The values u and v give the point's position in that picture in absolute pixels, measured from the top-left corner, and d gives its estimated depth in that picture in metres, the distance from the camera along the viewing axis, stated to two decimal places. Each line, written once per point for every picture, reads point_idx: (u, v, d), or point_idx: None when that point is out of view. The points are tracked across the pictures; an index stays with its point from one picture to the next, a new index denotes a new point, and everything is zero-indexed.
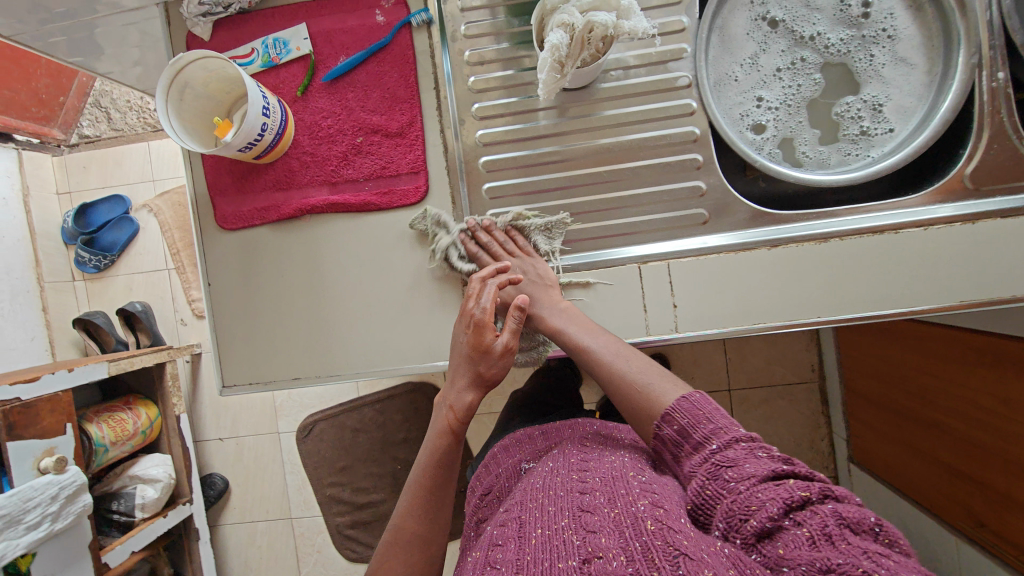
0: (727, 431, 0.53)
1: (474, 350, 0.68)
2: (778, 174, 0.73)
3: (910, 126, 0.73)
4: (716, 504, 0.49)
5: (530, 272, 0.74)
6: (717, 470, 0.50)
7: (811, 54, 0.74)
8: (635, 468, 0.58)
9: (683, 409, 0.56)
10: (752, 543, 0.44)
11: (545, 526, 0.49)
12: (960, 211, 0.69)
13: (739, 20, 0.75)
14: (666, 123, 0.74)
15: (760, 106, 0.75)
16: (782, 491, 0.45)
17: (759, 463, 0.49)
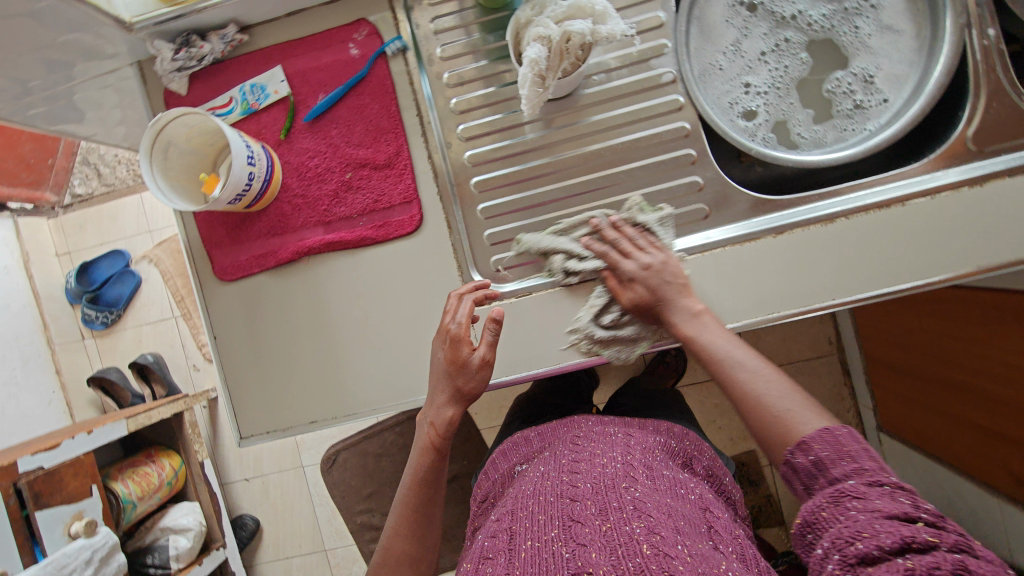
0: (866, 467, 0.49)
1: (453, 366, 0.66)
2: (775, 159, 0.72)
3: (904, 94, 0.71)
4: (826, 529, 0.47)
5: (662, 268, 0.67)
6: (840, 495, 0.47)
7: (794, 34, 0.73)
8: (623, 476, 0.66)
9: (818, 434, 0.52)
10: (851, 565, 0.43)
11: (535, 540, 0.59)
12: (965, 175, 0.68)
13: (717, 8, 0.73)
14: (655, 121, 0.73)
15: (749, 92, 0.74)
16: (905, 533, 0.42)
17: (886, 503, 0.45)
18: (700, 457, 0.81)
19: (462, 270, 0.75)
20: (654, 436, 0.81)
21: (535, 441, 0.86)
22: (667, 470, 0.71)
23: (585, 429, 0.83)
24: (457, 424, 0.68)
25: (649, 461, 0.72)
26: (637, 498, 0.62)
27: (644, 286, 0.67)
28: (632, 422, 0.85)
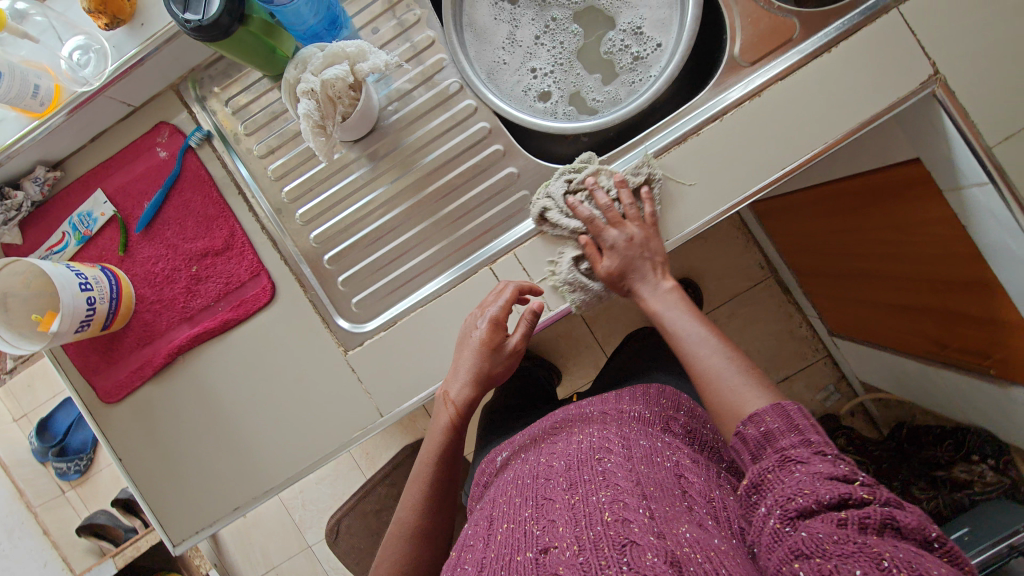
0: (811, 437, 0.53)
1: (485, 347, 0.68)
2: (576, 129, 0.75)
3: (673, 34, 0.75)
4: (772, 490, 0.51)
5: (636, 250, 0.69)
6: (786, 460, 0.52)
7: (558, 12, 0.76)
8: (590, 455, 0.66)
9: (767, 414, 0.57)
10: (792, 518, 0.47)
11: (511, 521, 0.58)
12: (747, 89, 0.70)
13: (481, 10, 0.77)
14: (458, 128, 0.76)
15: (537, 76, 0.77)
16: (844, 487, 0.47)
17: (829, 465, 0.50)
18: (677, 418, 0.80)
19: (327, 321, 0.77)
20: (629, 411, 0.81)
21: (522, 438, 0.87)
22: (643, 440, 0.71)
23: (568, 415, 0.84)
24: (475, 403, 0.71)
25: (624, 434, 0.73)
26: (606, 470, 0.62)
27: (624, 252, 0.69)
28: (607, 398, 0.86)
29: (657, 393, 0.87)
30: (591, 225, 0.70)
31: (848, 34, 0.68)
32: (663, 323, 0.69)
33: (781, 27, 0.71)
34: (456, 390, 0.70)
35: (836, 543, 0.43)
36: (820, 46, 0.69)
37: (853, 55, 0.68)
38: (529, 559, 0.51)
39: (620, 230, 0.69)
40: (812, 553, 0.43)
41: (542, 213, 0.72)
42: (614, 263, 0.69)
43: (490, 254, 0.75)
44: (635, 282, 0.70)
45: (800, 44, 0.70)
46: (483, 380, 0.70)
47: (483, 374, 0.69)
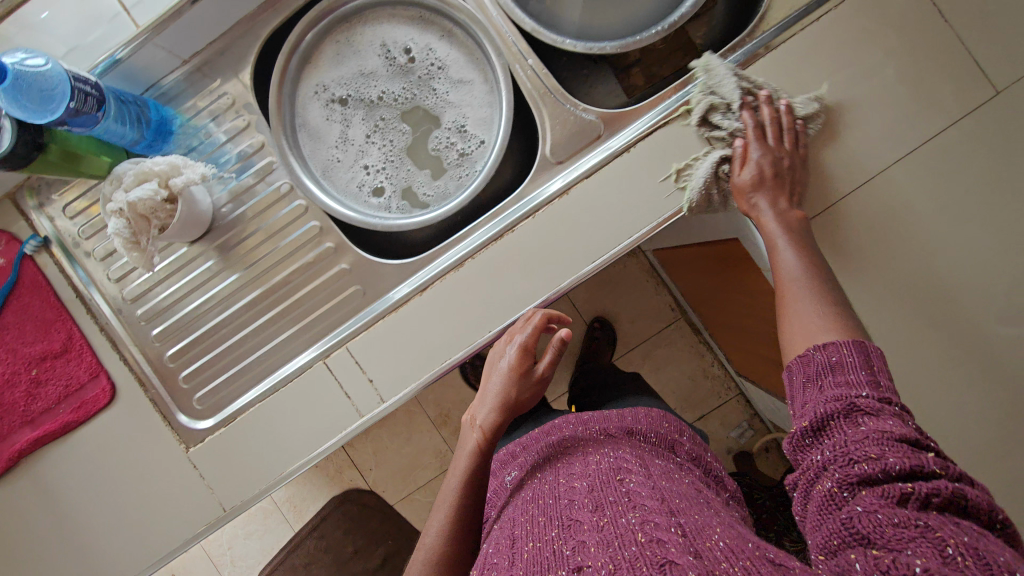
0: (881, 386, 0.52)
1: (516, 373, 0.75)
2: (405, 225, 0.78)
3: (493, 132, 0.78)
4: (833, 437, 0.51)
5: (770, 171, 0.68)
6: (854, 411, 0.51)
7: (386, 112, 0.80)
8: (614, 471, 0.68)
9: (839, 350, 0.55)
10: (851, 483, 0.47)
11: (537, 540, 0.59)
12: (563, 184, 0.75)
13: (313, 111, 0.80)
14: (295, 225, 0.78)
15: (370, 172, 0.80)
16: (914, 458, 0.46)
17: (893, 425, 0.49)
18: (681, 441, 0.81)
19: (168, 418, 0.78)
20: (633, 427, 0.81)
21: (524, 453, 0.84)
22: (658, 460, 0.73)
23: (570, 432, 0.82)
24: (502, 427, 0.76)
25: (639, 453, 0.74)
26: (632, 487, 0.62)
27: (753, 169, 0.69)
28: (610, 416, 0.84)
29: (662, 414, 0.86)
30: (752, 130, 0.71)
31: (645, 135, 0.73)
32: (777, 242, 0.67)
33: (586, 128, 0.75)
34: (485, 417, 0.76)
35: (895, 526, 0.43)
36: (619, 147, 0.73)
37: (650, 154, 0.73)
38: None
39: (775, 148, 0.69)
40: (872, 533, 0.44)
41: (705, 110, 0.71)
42: (756, 173, 0.69)
43: (325, 348, 0.77)
44: (766, 195, 0.68)
45: (607, 142, 0.75)
46: (505, 407, 0.76)
47: (509, 402, 0.76)
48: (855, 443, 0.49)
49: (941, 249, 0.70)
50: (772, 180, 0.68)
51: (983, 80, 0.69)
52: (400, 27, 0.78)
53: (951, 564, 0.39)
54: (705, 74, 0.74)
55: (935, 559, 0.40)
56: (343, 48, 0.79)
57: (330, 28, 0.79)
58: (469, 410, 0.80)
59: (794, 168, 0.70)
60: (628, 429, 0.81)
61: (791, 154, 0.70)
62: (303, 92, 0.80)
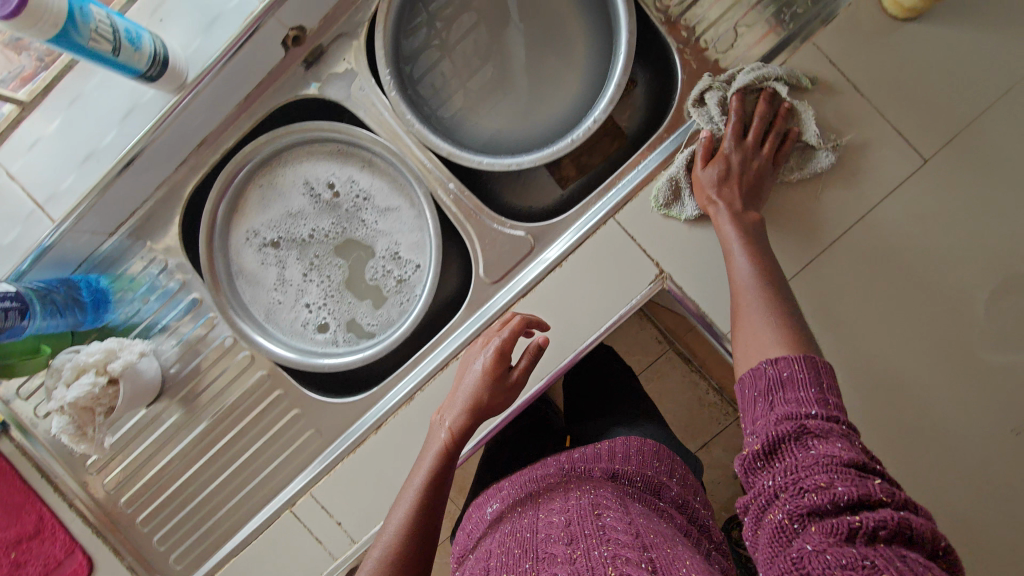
0: (827, 400, 0.46)
1: (489, 376, 0.65)
2: (353, 361, 0.77)
3: (427, 255, 0.78)
4: (784, 462, 0.45)
5: (735, 168, 0.66)
6: (802, 434, 0.45)
7: (319, 249, 0.79)
8: (590, 504, 0.63)
9: (789, 363, 0.50)
10: (801, 515, 0.41)
11: (508, 571, 0.55)
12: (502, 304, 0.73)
13: (248, 258, 0.80)
14: (244, 374, 0.78)
15: (312, 310, 0.80)
16: (862, 484, 0.40)
17: (842, 447, 0.43)
18: (668, 485, 0.71)
19: None
20: (623, 467, 0.72)
21: (513, 482, 0.76)
22: (639, 503, 0.66)
23: (556, 470, 0.74)
24: (470, 433, 0.66)
25: (621, 494, 0.67)
26: (611, 523, 0.57)
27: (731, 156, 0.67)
28: (600, 451, 0.76)
29: (655, 447, 0.77)
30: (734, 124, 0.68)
31: (576, 247, 0.71)
32: (728, 239, 0.64)
33: (518, 243, 0.75)
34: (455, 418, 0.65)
35: (841, 568, 0.36)
36: (552, 260, 0.71)
37: (582, 266, 0.71)
38: None
39: (738, 150, 0.67)
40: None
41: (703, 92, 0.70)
42: (719, 174, 0.66)
43: (289, 495, 0.76)
44: (725, 197, 0.65)
45: (541, 255, 0.74)
46: (475, 411, 0.65)
47: (480, 406, 0.65)
48: (805, 470, 0.43)
49: (900, 326, 0.67)
50: (733, 182, 0.65)
51: (911, 149, 0.66)
52: (320, 163, 0.78)
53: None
54: (630, 173, 0.73)
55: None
56: (267, 192, 0.79)
57: (251, 175, 0.78)
58: (437, 412, 0.69)
59: (759, 174, 0.66)
60: (611, 470, 0.72)
61: (767, 157, 0.67)
62: (236, 240, 0.80)
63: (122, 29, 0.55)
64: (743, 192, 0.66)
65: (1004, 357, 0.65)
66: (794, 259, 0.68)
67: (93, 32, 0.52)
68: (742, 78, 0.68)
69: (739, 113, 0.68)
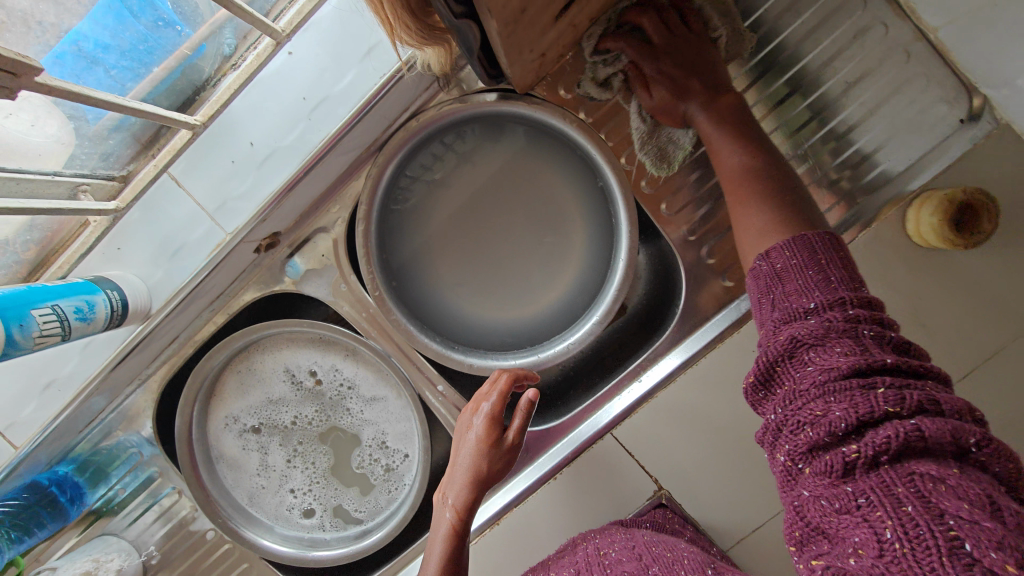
0: (831, 289, 0.40)
1: (484, 445, 0.62)
2: (339, 557, 0.74)
3: (416, 446, 0.74)
4: (783, 386, 0.39)
5: (682, 78, 0.57)
6: (795, 347, 0.38)
7: (303, 436, 0.76)
8: (593, 547, 0.58)
9: (780, 254, 0.45)
10: (804, 452, 0.35)
11: None
12: (500, 507, 0.69)
13: (228, 444, 0.76)
14: (229, 565, 0.76)
15: (297, 495, 0.77)
16: (863, 399, 0.34)
17: (840, 357, 0.36)
18: (683, 529, 0.61)
19: None
20: (632, 520, 0.64)
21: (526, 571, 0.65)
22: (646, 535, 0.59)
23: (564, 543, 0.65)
24: (476, 504, 0.62)
25: (628, 532, 0.60)
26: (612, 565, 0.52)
27: (667, 73, 0.57)
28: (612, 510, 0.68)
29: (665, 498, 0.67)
30: (636, 53, 0.58)
31: (570, 462, 0.69)
32: (714, 143, 0.55)
33: None
34: (459, 494, 0.61)
35: (837, 513, 0.33)
36: (546, 472, 0.69)
37: (575, 480, 0.68)
38: None
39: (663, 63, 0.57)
40: (821, 525, 0.33)
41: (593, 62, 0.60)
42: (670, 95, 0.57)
43: None
44: (690, 102, 0.57)
45: (535, 461, 0.71)
46: (479, 484, 0.62)
47: (481, 477, 0.62)
48: (801, 394, 0.37)
49: None
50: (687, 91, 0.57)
51: None
52: (301, 351, 0.74)
53: (889, 555, 0.29)
54: (630, 388, 0.69)
55: (873, 549, 0.30)
56: (246, 377, 0.75)
57: (228, 365, 0.74)
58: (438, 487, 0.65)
59: (699, 54, 0.57)
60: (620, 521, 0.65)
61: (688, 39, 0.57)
62: (214, 427, 0.76)
63: (72, 311, 0.49)
64: (703, 89, 0.56)
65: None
66: None
67: (39, 335, 0.47)
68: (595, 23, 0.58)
69: (630, 46, 0.58)
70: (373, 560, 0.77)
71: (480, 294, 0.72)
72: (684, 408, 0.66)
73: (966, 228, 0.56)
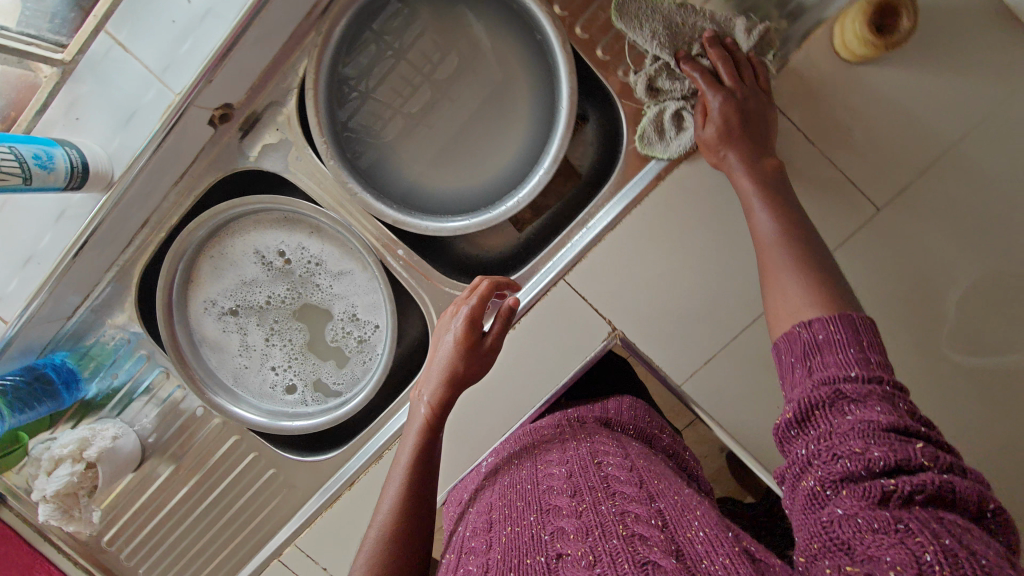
0: (873, 362, 0.40)
1: (462, 346, 0.65)
2: (319, 424, 0.79)
3: (383, 314, 0.78)
4: (818, 428, 0.40)
5: (735, 118, 0.59)
6: (837, 400, 0.39)
7: (278, 314, 0.80)
8: (589, 453, 0.59)
9: (822, 325, 0.43)
10: (835, 481, 0.37)
11: (515, 525, 0.52)
12: None
13: (208, 327, 0.80)
14: (220, 440, 0.81)
15: (278, 372, 0.82)
16: (902, 449, 0.35)
17: (880, 413, 0.37)
18: (661, 436, 0.67)
19: None
20: (615, 421, 0.68)
21: (516, 439, 0.71)
22: (636, 448, 0.61)
23: (551, 432, 0.68)
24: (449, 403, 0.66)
25: (619, 440, 0.62)
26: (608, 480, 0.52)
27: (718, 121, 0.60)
28: (595, 405, 0.72)
29: (646, 408, 0.72)
30: (700, 78, 0.62)
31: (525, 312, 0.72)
32: (752, 193, 0.57)
33: None
34: (433, 392, 0.65)
35: (873, 532, 0.33)
36: None
37: (533, 328, 0.72)
38: (543, 564, 0.46)
39: (742, 84, 0.61)
40: (848, 541, 0.34)
41: (647, 78, 0.65)
42: (720, 119, 0.60)
43: (276, 546, 0.81)
44: (730, 148, 0.59)
45: None
46: (453, 381, 0.64)
47: (456, 376, 0.64)
48: (836, 438, 0.38)
49: None
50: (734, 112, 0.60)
51: (863, 200, 0.65)
52: (268, 232, 0.77)
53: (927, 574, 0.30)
54: (578, 234, 0.71)
55: (911, 567, 0.30)
56: (219, 262, 0.78)
57: (200, 250, 0.78)
58: (414, 387, 0.68)
59: (758, 112, 0.60)
60: (605, 419, 0.68)
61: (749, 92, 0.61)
62: (194, 312, 0.80)
63: (30, 156, 0.53)
64: (749, 134, 0.59)
65: (935, 402, 0.68)
66: (739, 317, 0.69)
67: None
68: (698, 24, 0.63)
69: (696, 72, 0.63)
70: (353, 425, 0.82)
71: (432, 160, 0.75)
72: (631, 249, 0.69)
73: (887, 30, 0.57)
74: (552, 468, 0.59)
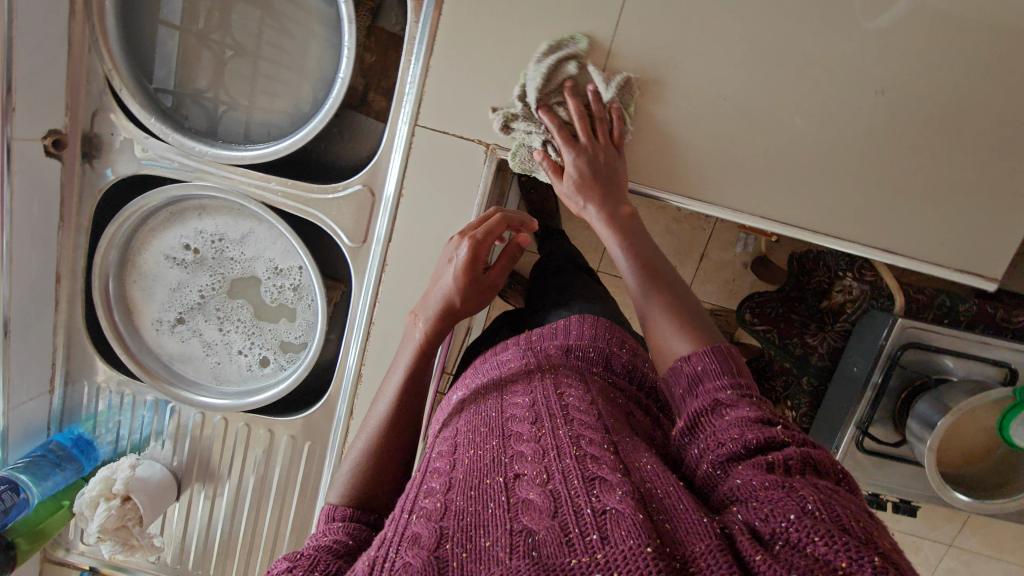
0: (740, 381, 0.41)
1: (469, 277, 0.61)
2: (298, 377, 0.82)
3: (298, 254, 0.80)
4: (703, 435, 0.38)
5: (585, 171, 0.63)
6: (716, 409, 0.39)
7: (216, 302, 0.83)
8: (554, 383, 0.49)
9: (700, 358, 0.43)
10: (725, 463, 0.36)
11: (476, 446, 0.42)
12: (380, 243, 0.75)
13: (168, 343, 0.85)
14: (230, 434, 0.86)
15: (246, 353, 0.85)
16: (769, 431, 0.35)
17: (750, 409, 0.38)
18: (620, 354, 0.57)
19: None
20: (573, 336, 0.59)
21: (483, 364, 0.61)
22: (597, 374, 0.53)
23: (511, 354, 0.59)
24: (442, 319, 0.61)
25: (584, 363, 0.54)
26: (567, 402, 0.45)
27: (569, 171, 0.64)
28: (556, 328, 0.61)
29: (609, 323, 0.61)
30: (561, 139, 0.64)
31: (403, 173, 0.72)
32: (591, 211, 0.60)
33: (358, 197, 0.76)
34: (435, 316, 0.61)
35: (764, 488, 0.32)
36: (393, 194, 0.73)
37: (419, 186, 0.72)
38: (503, 482, 0.37)
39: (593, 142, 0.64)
40: (743, 497, 0.32)
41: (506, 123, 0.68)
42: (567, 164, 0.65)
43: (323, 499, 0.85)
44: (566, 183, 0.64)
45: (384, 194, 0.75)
46: (446, 316, 0.61)
47: (457, 308, 0.62)
48: (719, 432, 0.37)
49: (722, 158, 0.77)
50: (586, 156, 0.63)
51: None
52: (166, 234, 0.81)
53: (811, 514, 0.29)
54: (411, 66, 0.70)
55: (797, 510, 0.29)
56: (143, 282, 0.83)
57: (122, 277, 0.82)
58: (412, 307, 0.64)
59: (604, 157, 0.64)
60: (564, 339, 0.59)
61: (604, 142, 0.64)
62: (150, 335, 0.85)
63: None
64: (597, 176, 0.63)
65: (822, 37, 0.62)
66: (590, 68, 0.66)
67: None
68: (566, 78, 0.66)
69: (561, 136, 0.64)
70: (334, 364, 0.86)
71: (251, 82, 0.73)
72: (459, 61, 0.67)
73: None
74: (513, 392, 0.49)
